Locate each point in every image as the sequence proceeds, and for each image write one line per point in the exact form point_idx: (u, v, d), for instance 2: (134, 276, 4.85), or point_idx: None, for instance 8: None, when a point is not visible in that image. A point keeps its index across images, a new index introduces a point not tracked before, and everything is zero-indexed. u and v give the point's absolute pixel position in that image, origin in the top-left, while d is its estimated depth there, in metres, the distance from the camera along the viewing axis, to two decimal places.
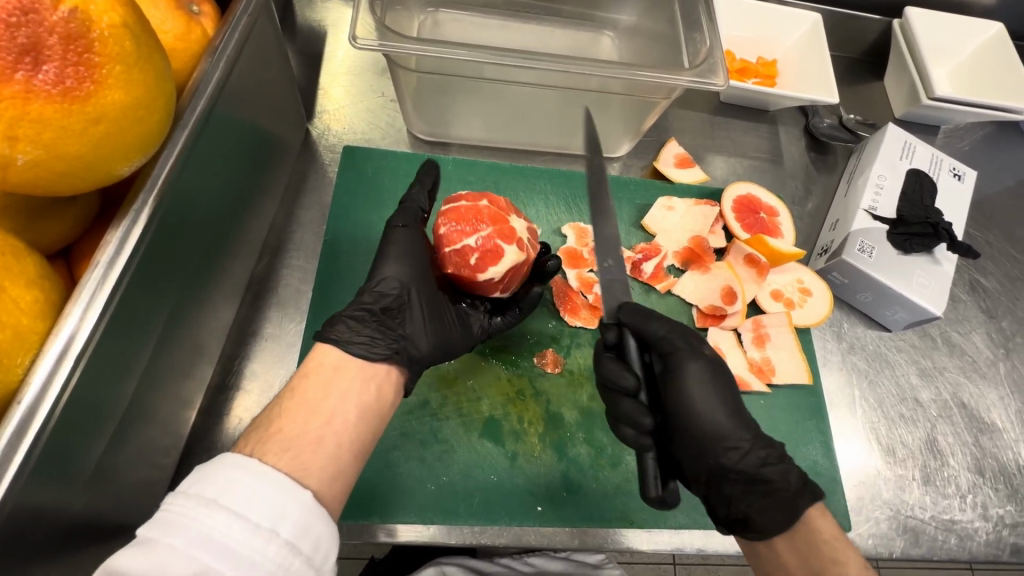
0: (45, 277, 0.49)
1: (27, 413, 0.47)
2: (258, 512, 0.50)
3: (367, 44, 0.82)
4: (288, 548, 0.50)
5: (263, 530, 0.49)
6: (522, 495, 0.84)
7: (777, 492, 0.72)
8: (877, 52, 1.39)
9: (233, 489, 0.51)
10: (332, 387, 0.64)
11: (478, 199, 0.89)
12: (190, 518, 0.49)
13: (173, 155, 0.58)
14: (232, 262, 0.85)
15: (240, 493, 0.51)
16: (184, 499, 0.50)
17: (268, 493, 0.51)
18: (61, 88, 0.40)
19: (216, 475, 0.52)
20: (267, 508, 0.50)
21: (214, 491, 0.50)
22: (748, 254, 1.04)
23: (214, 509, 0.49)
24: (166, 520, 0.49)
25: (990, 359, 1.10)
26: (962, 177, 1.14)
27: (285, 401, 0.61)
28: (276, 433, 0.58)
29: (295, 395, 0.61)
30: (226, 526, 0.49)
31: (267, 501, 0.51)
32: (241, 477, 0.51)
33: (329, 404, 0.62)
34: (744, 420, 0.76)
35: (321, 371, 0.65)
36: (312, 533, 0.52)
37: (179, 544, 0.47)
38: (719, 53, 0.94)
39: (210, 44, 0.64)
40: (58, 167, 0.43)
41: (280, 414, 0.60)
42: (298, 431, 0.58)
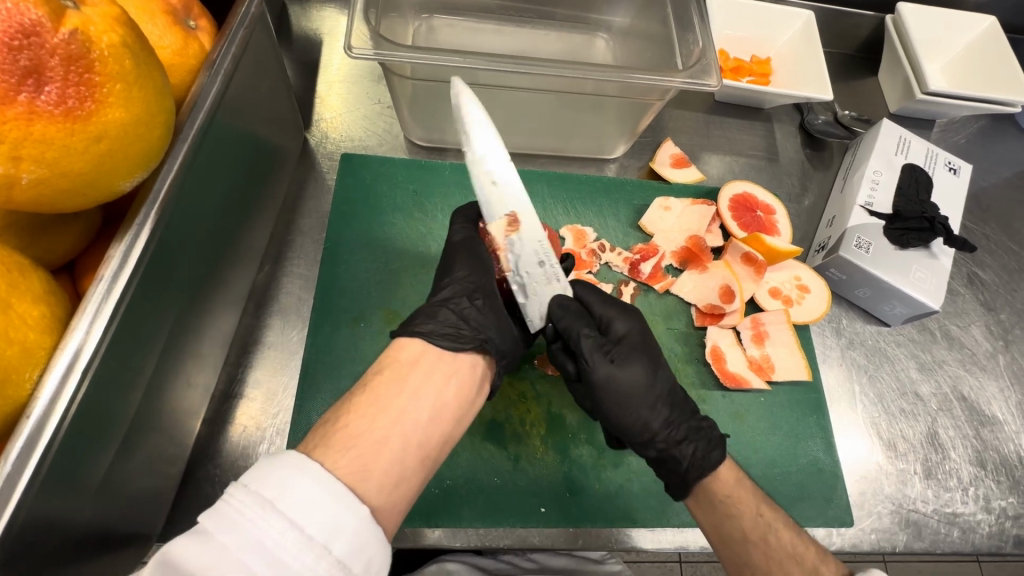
0: (51, 292, 0.50)
1: (36, 426, 0.48)
2: (313, 524, 0.50)
3: (362, 53, 0.83)
4: (338, 565, 0.49)
5: (316, 544, 0.49)
6: (525, 497, 0.84)
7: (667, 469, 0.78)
8: (869, 48, 1.40)
9: (299, 494, 0.51)
10: (415, 378, 0.65)
11: None
12: (244, 519, 0.49)
13: (174, 169, 0.59)
14: (233, 271, 0.85)
15: (299, 500, 0.50)
16: (246, 496, 0.50)
17: (328, 506, 0.51)
18: (64, 108, 0.41)
19: (280, 475, 0.51)
20: (325, 522, 0.50)
21: (272, 492, 0.50)
22: (745, 252, 1.04)
23: (269, 512, 0.49)
24: (222, 511, 0.49)
25: (989, 351, 1.11)
26: (958, 170, 1.15)
27: (357, 396, 0.62)
28: (343, 429, 0.59)
29: (372, 389, 0.63)
30: (278, 534, 0.49)
31: (322, 513, 0.50)
32: (309, 482, 0.51)
33: (407, 398, 0.63)
34: (664, 414, 0.80)
35: (399, 364, 0.67)
36: (364, 553, 0.51)
37: (231, 545, 0.47)
38: (713, 53, 0.94)
39: (207, 58, 0.65)
40: (62, 184, 0.44)
41: (350, 410, 0.61)
42: (375, 430, 0.59)
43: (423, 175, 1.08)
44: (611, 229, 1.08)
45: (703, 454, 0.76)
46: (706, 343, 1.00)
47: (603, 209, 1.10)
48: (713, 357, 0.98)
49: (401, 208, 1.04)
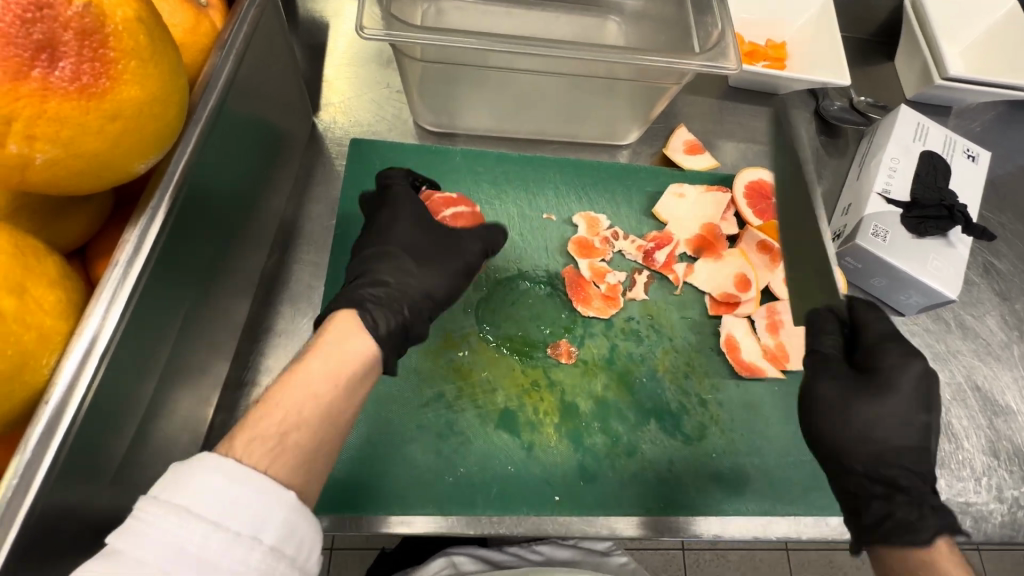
0: (66, 277, 0.49)
1: (54, 414, 0.47)
2: (236, 520, 0.48)
3: (374, 34, 0.81)
4: (273, 553, 0.49)
5: (244, 538, 0.48)
6: (539, 486, 0.84)
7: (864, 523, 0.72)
8: (886, 32, 1.37)
9: (210, 493, 0.48)
10: (319, 354, 0.60)
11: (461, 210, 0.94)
12: (160, 528, 0.47)
13: (187, 151, 0.58)
14: (244, 258, 0.84)
15: (216, 501, 0.48)
16: (157, 507, 0.47)
17: (247, 498, 0.49)
18: (78, 85, 0.39)
19: (188, 478, 0.49)
20: (248, 515, 0.48)
21: (186, 498, 0.48)
22: (761, 240, 1.04)
23: (186, 517, 0.47)
24: (135, 529, 0.47)
25: (1004, 342, 1.10)
26: (976, 158, 1.13)
27: (276, 391, 0.56)
28: (260, 430, 0.53)
29: (276, 374, 0.59)
30: (201, 537, 0.47)
31: (245, 509, 0.48)
32: (215, 479, 0.49)
33: (309, 377, 0.57)
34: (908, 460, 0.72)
35: (317, 355, 0.60)
36: (295, 535, 0.51)
37: (149, 557, 0.45)
38: (731, 36, 0.92)
39: (219, 38, 0.64)
40: (75, 165, 0.42)
41: (268, 407, 0.55)
42: (277, 416, 0.54)
43: (432, 161, 1.06)
44: (624, 217, 1.07)
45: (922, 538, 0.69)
46: (721, 332, 0.99)
47: (615, 196, 1.08)
48: (728, 346, 0.97)
49: None
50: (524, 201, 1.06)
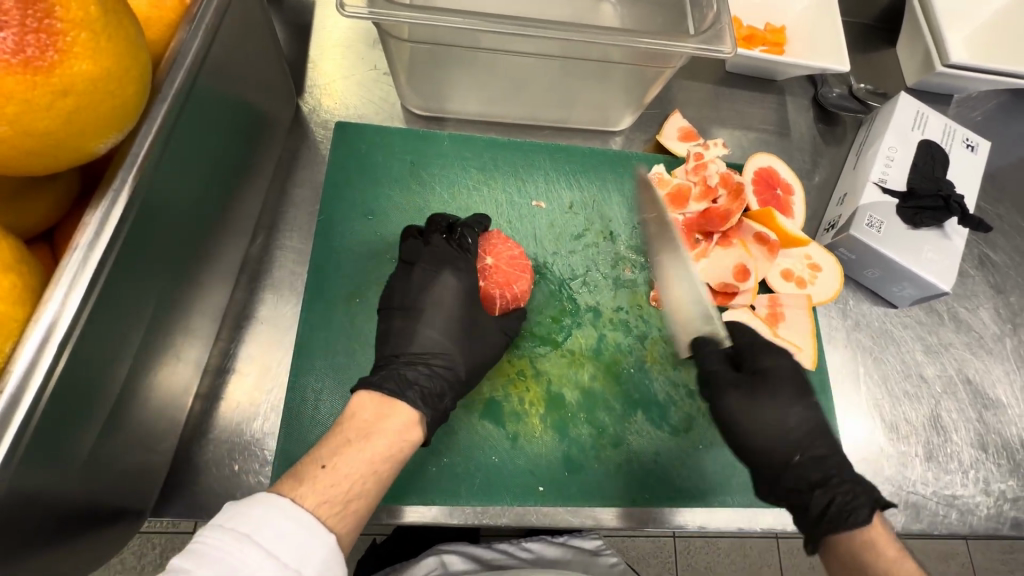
0: (24, 262, 0.47)
1: (10, 403, 0.46)
2: (287, 553, 0.53)
3: (356, 12, 0.78)
4: None
5: (289, 570, 0.53)
6: (523, 476, 0.83)
7: (808, 517, 0.75)
8: (889, 17, 1.34)
9: (269, 529, 0.53)
10: (358, 419, 0.67)
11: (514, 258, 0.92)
12: (223, 552, 0.52)
13: (152, 131, 0.56)
14: (224, 243, 0.82)
15: (271, 534, 0.53)
16: (222, 534, 0.53)
17: (299, 535, 0.54)
18: (21, 57, 0.37)
19: (253, 512, 0.54)
20: (297, 550, 0.54)
21: (249, 527, 0.53)
22: (758, 231, 1.01)
23: (246, 544, 0.52)
24: (201, 552, 0.52)
25: (997, 335, 1.09)
26: (975, 147, 1.10)
27: (323, 446, 0.63)
28: (311, 477, 0.59)
29: (335, 438, 0.65)
30: (257, 563, 0.52)
31: (295, 543, 0.54)
32: (277, 520, 0.54)
33: (372, 445, 0.65)
34: (790, 443, 0.80)
35: (359, 418, 0.67)
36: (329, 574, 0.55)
37: None
38: (727, 18, 0.89)
39: (187, 12, 0.61)
40: (26, 144, 0.40)
41: (315, 459, 0.62)
42: (341, 476, 0.60)
43: (420, 145, 1.03)
44: (616, 204, 1.05)
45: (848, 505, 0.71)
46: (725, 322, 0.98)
47: (607, 183, 1.06)
48: None
49: (397, 179, 1.00)
50: (513, 188, 1.03)
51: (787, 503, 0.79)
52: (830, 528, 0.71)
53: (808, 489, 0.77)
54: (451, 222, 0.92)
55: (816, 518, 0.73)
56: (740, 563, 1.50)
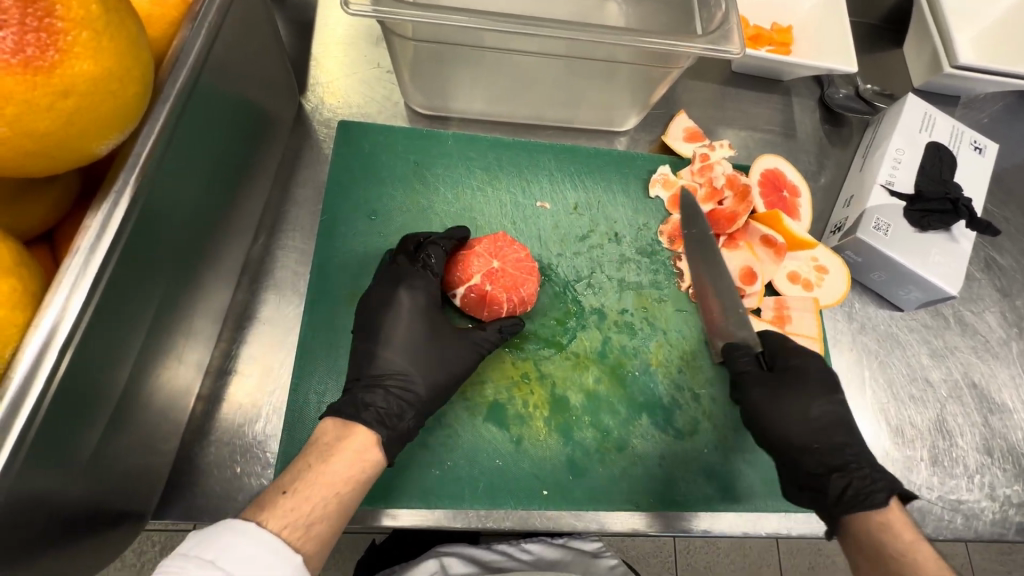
0: (24, 264, 0.46)
1: (11, 409, 0.45)
2: (252, 574, 0.55)
3: (361, 10, 0.77)
4: None
5: None
6: (527, 479, 0.83)
7: (825, 500, 0.77)
8: (896, 17, 1.33)
9: (233, 552, 0.55)
10: (318, 445, 0.68)
11: (515, 260, 0.90)
12: None
13: (155, 132, 0.55)
14: (226, 243, 0.82)
15: (236, 557, 0.55)
16: (185, 561, 0.54)
17: (263, 557, 0.56)
18: (21, 57, 0.36)
19: (217, 537, 0.56)
20: (262, 571, 0.55)
21: (213, 552, 0.55)
22: (766, 234, 1.00)
23: (210, 570, 0.54)
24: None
25: (1003, 338, 1.08)
26: (983, 150, 1.10)
27: (286, 471, 0.65)
28: (275, 501, 0.61)
29: (297, 463, 0.66)
30: None
31: (260, 564, 0.55)
32: (241, 543, 0.55)
33: (332, 469, 0.66)
34: (811, 428, 0.82)
35: (322, 444, 0.68)
36: None
37: None
38: (735, 17, 0.88)
39: (190, 10, 0.60)
40: (27, 145, 0.39)
41: (279, 484, 0.63)
42: (302, 501, 0.62)
43: (423, 145, 1.02)
44: (621, 205, 1.04)
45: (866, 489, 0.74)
46: None
47: (612, 183, 1.05)
48: None
49: (400, 179, 0.99)
50: (517, 188, 1.03)
51: (800, 486, 0.81)
52: (847, 509, 0.74)
53: (825, 474, 0.79)
54: (418, 241, 0.90)
55: (834, 501, 0.76)
56: (739, 563, 1.50)
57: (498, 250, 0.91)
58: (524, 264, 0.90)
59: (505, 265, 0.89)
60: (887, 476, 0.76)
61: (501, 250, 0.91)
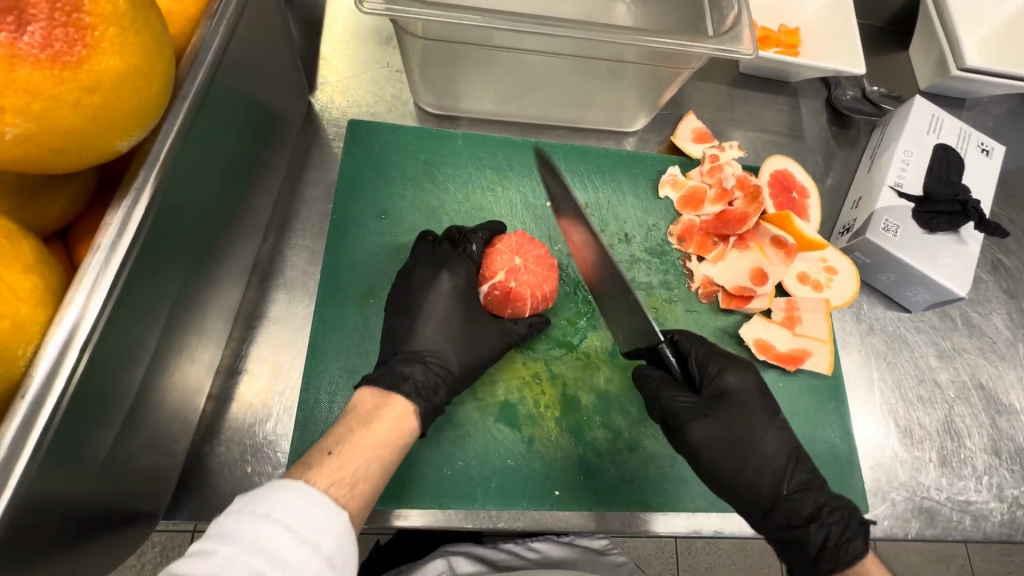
0: (45, 263, 0.46)
1: (32, 407, 0.45)
2: (305, 528, 0.53)
3: (374, 9, 0.77)
4: (328, 564, 0.52)
5: (308, 544, 0.52)
6: (539, 479, 0.82)
7: (801, 550, 0.76)
8: (902, 20, 1.33)
9: (285, 506, 0.53)
10: (354, 415, 0.68)
11: (536, 258, 0.88)
12: (241, 532, 0.51)
13: (174, 130, 0.55)
14: (237, 242, 0.81)
15: (289, 511, 0.53)
16: (236, 517, 0.52)
17: (315, 511, 0.54)
18: (49, 52, 0.36)
19: (267, 493, 0.54)
20: (314, 525, 0.53)
21: (264, 507, 0.53)
22: (776, 235, 1.00)
23: (264, 523, 0.52)
24: (221, 532, 0.52)
25: (1010, 340, 1.09)
26: (990, 152, 1.10)
27: (328, 436, 0.65)
28: (321, 461, 0.61)
29: (337, 429, 0.66)
30: (277, 539, 0.51)
31: (313, 518, 0.54)
32: (294, 497, 0.54)
33: (372, 435, 0.66)
34: (774, 473, 0.78)
35: (361, 412, 0.69)
36: (347, 549, 0.55)
37: (235, 555, 0.50)
38: (747, 19, 0.88)
39: (208, 7, 0.60)
40: (51, 141, 0.39)
41: (324, 446, 0.63)
42: (345, 460, 0.62)
43: (433, 144, 1.02)
44: (631, 206, 1.04)
45: (842, 538, 0.73)
46: (746, 336, 0.97)
47: (622, 183, 1.05)
48: (760, 348, 0.96)
49: (410, 178, 0.99)
50: (527, 188, 1.03)
51: (769, 534, 0.79)
52: (830, 566, 0.73)
53: (801, 524, 0.76)
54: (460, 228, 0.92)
55: (815, 560, 0.74)
56: (742, 564, 1.49)
57: (520, 246, 0.89)
58: (546, 261, 0.89)
59: (527, 263, 0.88)
60: (855, 514, 0.76)
61: (522, 247, 0.89)
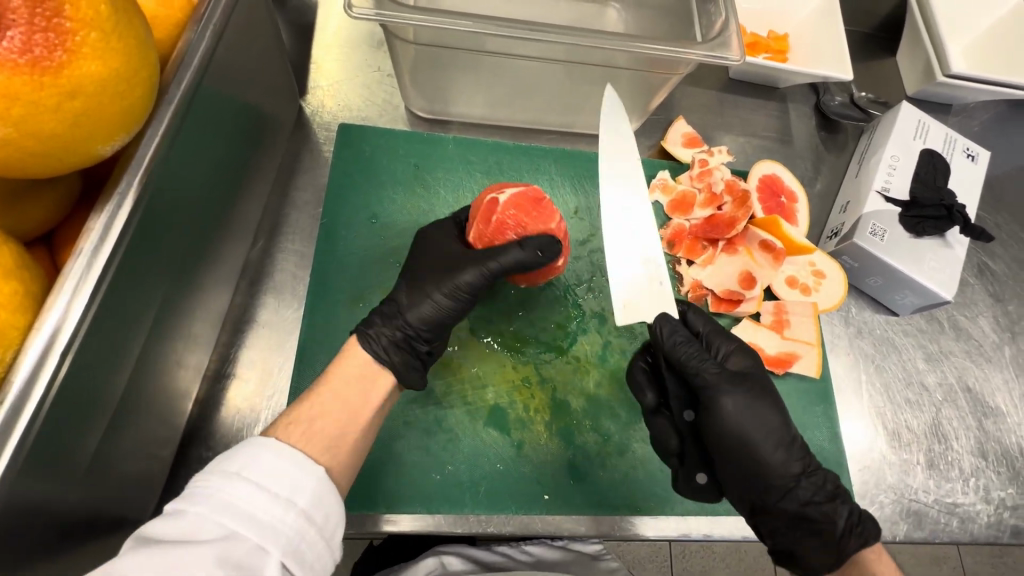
0: (26, 267, 0.46)
1: (12, 413, 0.44)
2: (278, 484, 0.53)
3: (364, 13, 0.77)
4: (304, 517, 0.53)
5: (282, 499, 0.53)
6: (528, 483, 0.82)
7: (821, 532, 0.74)
8: (890, 27, 1.35)
9: (256, 463, 0.54)
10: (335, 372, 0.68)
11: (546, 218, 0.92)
12: (211, 491, 0.52)
13: (159, 134, 0.54)
14: (226, 245, 0.81)
15: (260, 468, 0.54)
16: (207, 476, 0.53)
17: (285, 466, 0.54)
18: (29, 57, 0.36)
19: (239, 452, 0.55)
20: (286, 480, 0.54)
21: (234, 465, 0.53)
22: (764, 239, 1.01)
23: (236, 480, 0.52)
24: (192, 492, 0.52)
25: (996, 343, 1.10)
26: (976, 157, 1.11)
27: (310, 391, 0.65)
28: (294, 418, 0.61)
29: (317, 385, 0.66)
30: (248, 495, 0.52)
31: (285, 474, 0.54)
32: (264, 453, 0.55)
33: (365, 394, 0.68)
34: (796, 453, 0.77)
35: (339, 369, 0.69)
36: (323, 505, 0.55)
37: (206, 512, 0.50)
38: (734, 25, 0.89)
39: (195, 12, 0.60)
40: (31, 145, 0.39)
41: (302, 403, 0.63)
42: (326, 416, 0.62)
43: (424, 148, 1.02)
44: None
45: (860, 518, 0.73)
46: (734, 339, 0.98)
47: None
48: None
49: (401, 182, 0.99)
50: None
51: (786, 516, 0.76)
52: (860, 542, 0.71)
53: (820, 502, 0.75)
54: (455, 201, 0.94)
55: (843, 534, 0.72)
56: (735, 567, 1.49)
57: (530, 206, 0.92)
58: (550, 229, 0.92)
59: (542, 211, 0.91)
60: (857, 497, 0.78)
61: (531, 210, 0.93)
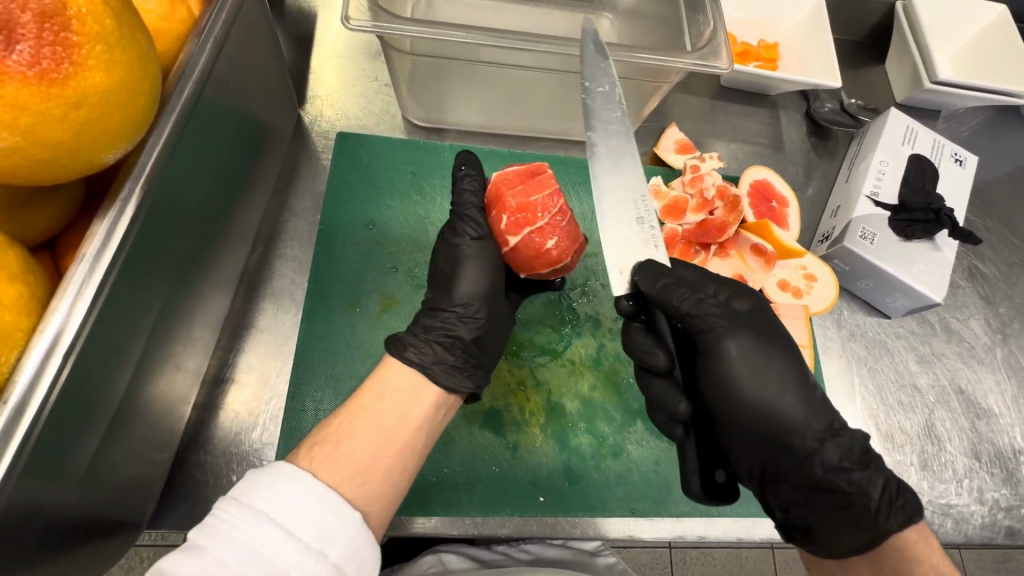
0: (30, 271, 0.47)
1: (14, 416, 0.45)
2: (307, 532, 0.51)
3: (361, 25, 0.79)
4: (335, 569, 0.51)
5: (312, 550, 0.51)
6: (524, 485, 0.83)
7: (852, 506, 0.67)
8: (878, 35, 1.38)
9: (286, 504, 0.52)
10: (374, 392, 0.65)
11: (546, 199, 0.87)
12: (236, 528, 0.50)
13: (160, 143, 0.56)
14: (225, 251, 0.82)
15: (290, 509, 0.52)
16: (236, 509, 0.51)
17: (316, 509, 0.52)
18: (37, 69, 0.38)
19: (269, 486, 0.53)
20: (317, 529, 0.52)
21: (263, 502, 0.52)
22: (756, 243, 1.03)
23: (262, 521, 0.51)
24: (212, 526, 0.50)
25: (987, 345, 1.11)
26: (964, 162, 1.13)
27: (344, 414, 0.62)
28: (334, 447, 0.58)
29: (353, 405, 0.63)
30: (277, 544, 0.50)
31: (317, 521, 0.52)
32: (297, 493, 0.52)
33: (408, 410, 0.64)
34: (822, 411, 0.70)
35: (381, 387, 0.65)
36: (357, 556, 0.53)
37: (228, 559, 0.48)
38: (723, 35, 0.91)
39: (196, 25, 0.62)
40: (38, 153, 0.41)
41: (339, 429, 0.60)
42: (366, 441, 0.59)
43: (420, 156, 1.04)
44: None
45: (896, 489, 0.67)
46: None
47: None
48: None
49: (398, 190, 1.01)
50: None
51: (810, 484, 0.69)
52: (897, 515, 0.65)
53: (853, 468, 0.68)
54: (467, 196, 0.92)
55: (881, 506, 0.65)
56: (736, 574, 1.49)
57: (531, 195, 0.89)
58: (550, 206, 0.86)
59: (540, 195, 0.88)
60: None
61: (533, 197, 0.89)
